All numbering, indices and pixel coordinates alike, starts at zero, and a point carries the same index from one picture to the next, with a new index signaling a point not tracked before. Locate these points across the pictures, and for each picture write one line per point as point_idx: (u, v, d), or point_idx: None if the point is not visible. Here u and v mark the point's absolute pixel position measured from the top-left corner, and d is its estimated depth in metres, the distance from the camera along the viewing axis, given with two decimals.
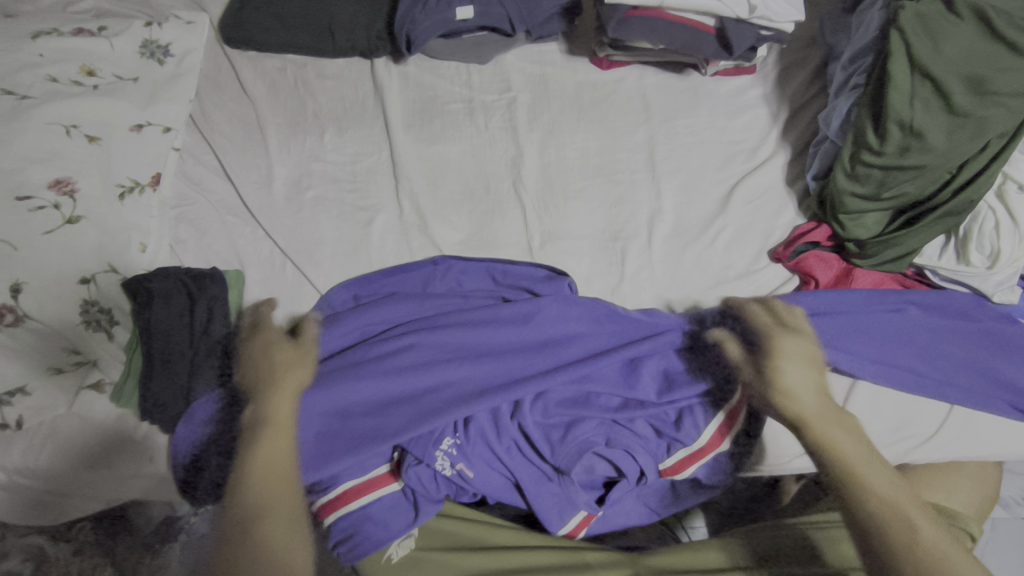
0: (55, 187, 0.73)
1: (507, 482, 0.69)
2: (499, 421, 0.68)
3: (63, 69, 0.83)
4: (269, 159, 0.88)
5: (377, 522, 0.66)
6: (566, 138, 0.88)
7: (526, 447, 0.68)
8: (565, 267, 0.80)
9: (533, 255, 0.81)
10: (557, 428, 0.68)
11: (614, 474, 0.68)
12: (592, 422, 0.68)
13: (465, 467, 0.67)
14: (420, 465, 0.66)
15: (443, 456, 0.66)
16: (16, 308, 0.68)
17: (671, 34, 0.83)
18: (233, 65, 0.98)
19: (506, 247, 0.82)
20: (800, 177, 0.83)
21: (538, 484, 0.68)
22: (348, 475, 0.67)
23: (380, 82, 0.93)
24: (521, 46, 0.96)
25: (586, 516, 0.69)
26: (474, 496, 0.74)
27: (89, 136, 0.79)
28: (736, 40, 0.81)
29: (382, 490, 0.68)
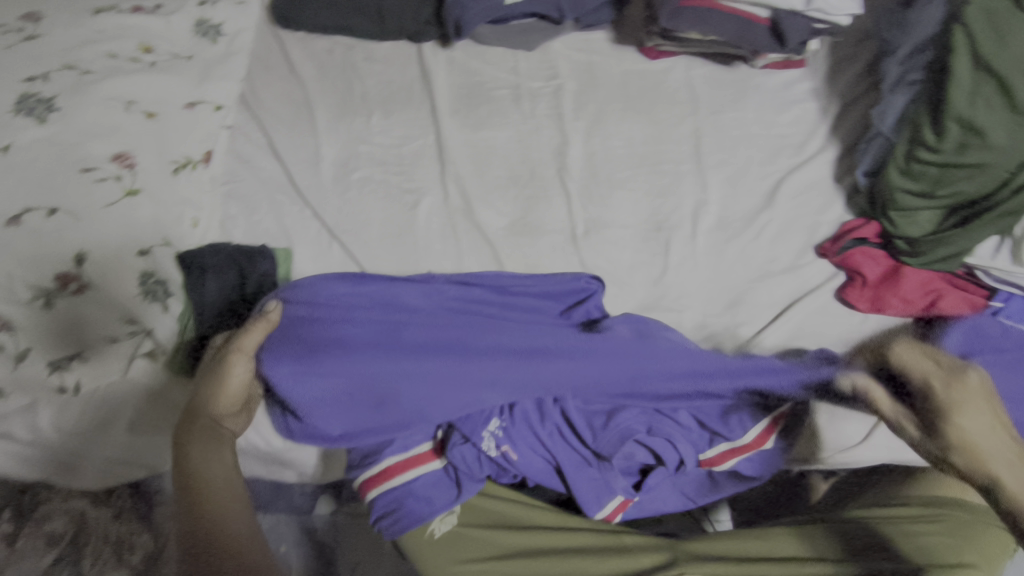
0: (116, 161, 0.76)
1: (548, 465, 0.71)
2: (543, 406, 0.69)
3: (122, 46, 0.86)
4: (318, 140, 0.90)
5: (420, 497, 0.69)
6: (611, 128, 0.88)
7: (568, 432, 0.70)
8: (608, 255, 0.80)
9: (576, 242, 0.81)
10: (600, 416, 0.69)
11: (653, 461, 0.70)
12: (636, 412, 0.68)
13: (511, 449, 0.69)
14: (465, 444, 0.69)
15: (489, 437, 0.68)
16: (79, 276, 0.70)
17: (722, 25, 0.82)
18: (282, 45, 0.99)
19: (550, 233, 0.82)
20: (849, 173, 0.82)
21: (577, 468, 0.70)
22: (392, 451, 0.70)
23: (427, 66, 0.94)
24: (568, 34, 0.96)
25: (623, 500, 0.70)
26: (514, 478, 0.76)
27: (146, 112, 0.81)
28: (790, 33, 0.81)
29: (426, 467, 0.71)
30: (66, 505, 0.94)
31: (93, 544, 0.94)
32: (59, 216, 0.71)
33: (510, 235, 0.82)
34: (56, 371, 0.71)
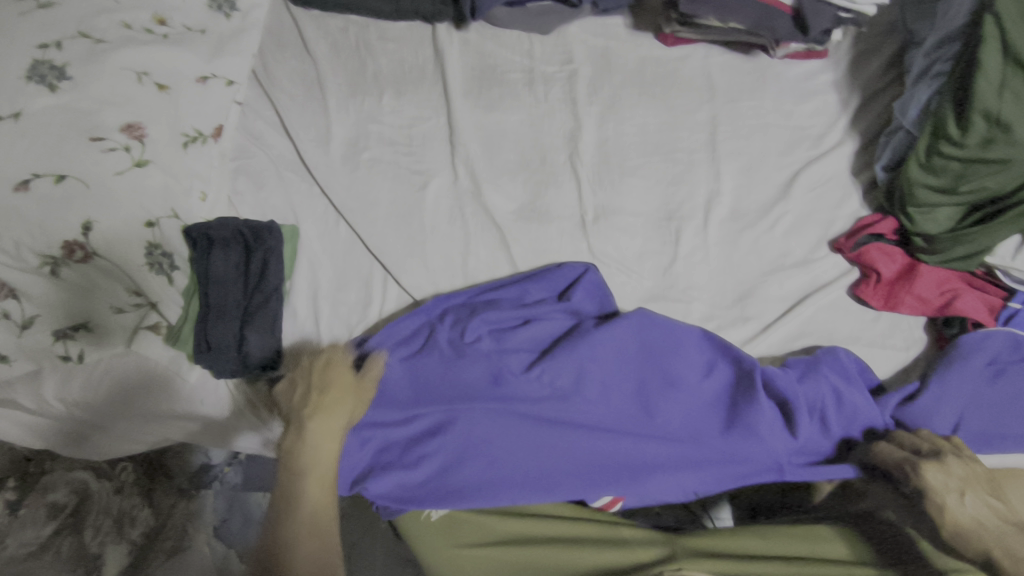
0: (126, 131, 0.75)
1: None
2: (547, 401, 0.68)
3: (137, 16, 0.84)
4: (328, 118, 0.89)
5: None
6: (625, 115, 0.86)
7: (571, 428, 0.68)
8: (617, 243, 0.79)
9: (585, 228, 0.80)
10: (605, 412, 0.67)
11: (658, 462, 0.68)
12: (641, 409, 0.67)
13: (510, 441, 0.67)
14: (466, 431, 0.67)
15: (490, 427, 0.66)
16: (86, 245, 0.70)
17: (744, 12, 0.80)
18: (296, 22, 0.98)
19: (560, 218, 0.81)
20: (868, 168, 0.81)
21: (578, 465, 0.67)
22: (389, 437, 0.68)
23: (441, 47, 0.93)
24: (585, 18, 0.94)
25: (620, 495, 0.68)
26: None
27: (159, 84, 0.80)
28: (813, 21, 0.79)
29: None
30: (69, 476, 0.95)
31: (93, 517, 0.94)
32: (69, 183, 0.70)
33: (518, 220, 0.81)
34: (61, 340, 0.73)
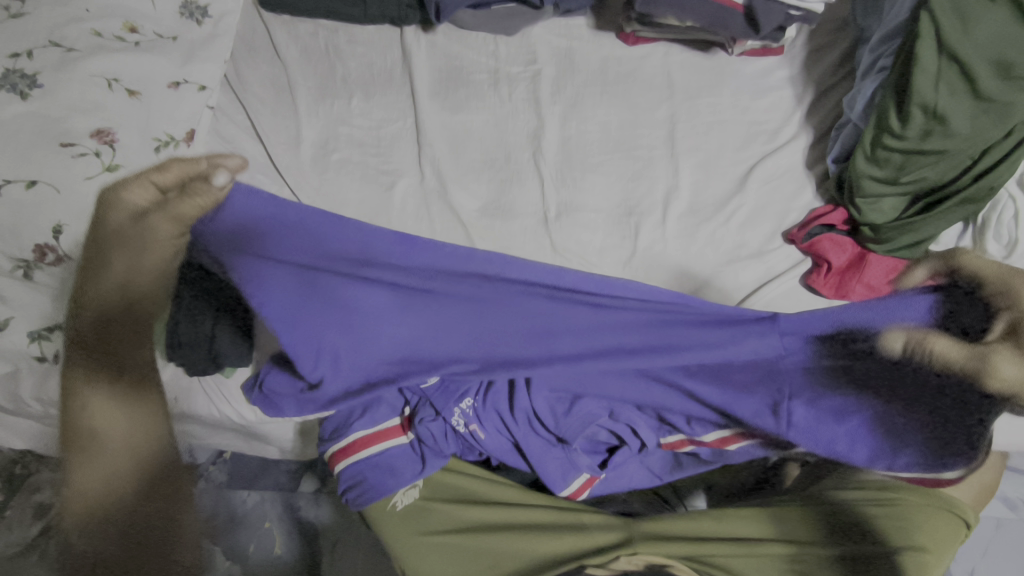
0: (97, 136, 0.76)
1: (509, 445, 0.75)
2: (514, 396, 0.71)
3: (106, 25, 0.87)
4: (298, 122, 0.90)
5: (387, 469, 0.73)
6: (588, 113, 0.88)
7: (536, 421, 0.72)
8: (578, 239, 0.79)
9: (547, 225, 0.80)
10: (562, 402, 0.71)
11: (615, 442, 0.74)
12: (593, 401, 0.70)
13: (478, 428, 0.73)
14: (433, 420, 0.72)
15: (460, 414, 0.72)
16: (58, 248, 0.69)
17: (698, 9, 0.84)
18: (267, 28, 1.02)
19: (522, 215, 0.81)
20: (821, 161, 0.83)
21: (544, 450, 0.73)
22: (358, 426, 0.74)
23: (408, 50, 0.96)
24: (550, 20, 0.98)
25: (589, 478, 0.75)
26: (480, 455, 0.79)
27: (130, 91, 0.82)
28: (763, 18, 0.83)
29: (389, 442, 0.74)
30: None
31: None
32: (40, 188, 0.72)
33: (482, 217, 0.81)
34: (36, 341, 0.73)
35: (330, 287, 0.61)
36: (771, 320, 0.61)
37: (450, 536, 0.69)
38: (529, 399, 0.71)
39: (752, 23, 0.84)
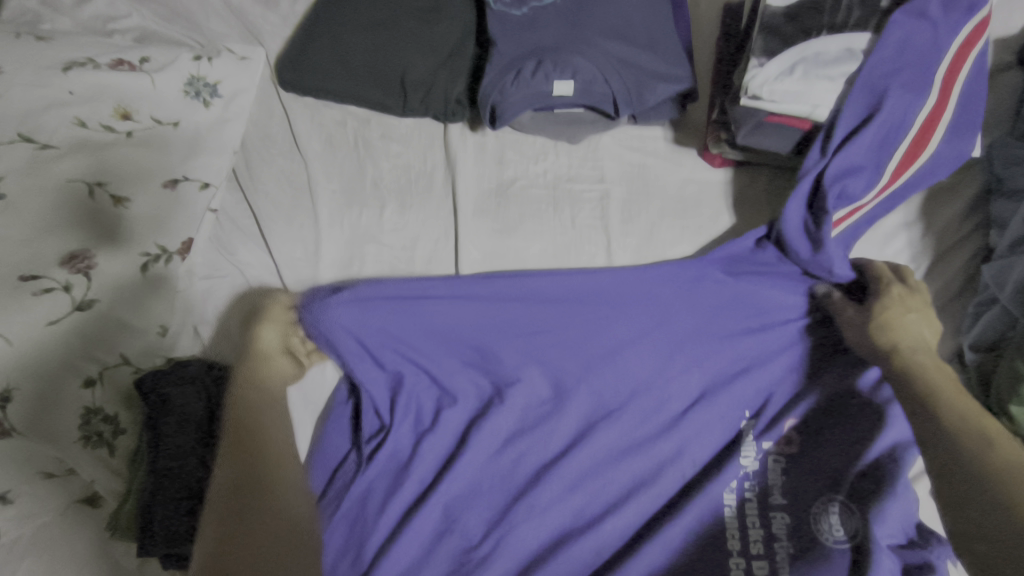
0: (68, 264, 0.62)
1: (516, 422, 0.67)
2: (550, 460, 0.65)
3: (95, 111, 0.71)
4: (318, 234, 0.77)
5: (536, 431, 0.66)
6: (665, 250, 0.76)
7: (491, 460, 0.65)
8: (613, 422, 0.66)
9: (474, 562, 0.61)
10: (472, 506, 0.63)
11: (470, 483, 0.65)
12: (581, 451, 0.65)
13: (518, 451, 0.66)
14: (538, 442, 0.66)
15: (553, 432, 0.66)
16: (2, 420, 0.56)
17: (779, 140, 0.70)
18: (287, 110, 0.85)
19: (461, 399, 0.68)
20: (949, 337, 0.69)
21: (493, 483, 0.65)
22: (533, 452, 0.66)
23: (453, 154, 0.80)
24: (621, 127, 0.82)
25: (527, 441, 0.66)
26: (551, 441, 0.66)
27: (115, 197, 0.68)
28: (868, 162, 0.66)
29: (554, 413, 0.67)
30: None
31: None
32: None
33: (538, 376, 0.68)
34: None
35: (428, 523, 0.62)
36: (606, 412, 0.67)
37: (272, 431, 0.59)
38: (541, 476, 0.64)
39: (812, 201, 0.68)
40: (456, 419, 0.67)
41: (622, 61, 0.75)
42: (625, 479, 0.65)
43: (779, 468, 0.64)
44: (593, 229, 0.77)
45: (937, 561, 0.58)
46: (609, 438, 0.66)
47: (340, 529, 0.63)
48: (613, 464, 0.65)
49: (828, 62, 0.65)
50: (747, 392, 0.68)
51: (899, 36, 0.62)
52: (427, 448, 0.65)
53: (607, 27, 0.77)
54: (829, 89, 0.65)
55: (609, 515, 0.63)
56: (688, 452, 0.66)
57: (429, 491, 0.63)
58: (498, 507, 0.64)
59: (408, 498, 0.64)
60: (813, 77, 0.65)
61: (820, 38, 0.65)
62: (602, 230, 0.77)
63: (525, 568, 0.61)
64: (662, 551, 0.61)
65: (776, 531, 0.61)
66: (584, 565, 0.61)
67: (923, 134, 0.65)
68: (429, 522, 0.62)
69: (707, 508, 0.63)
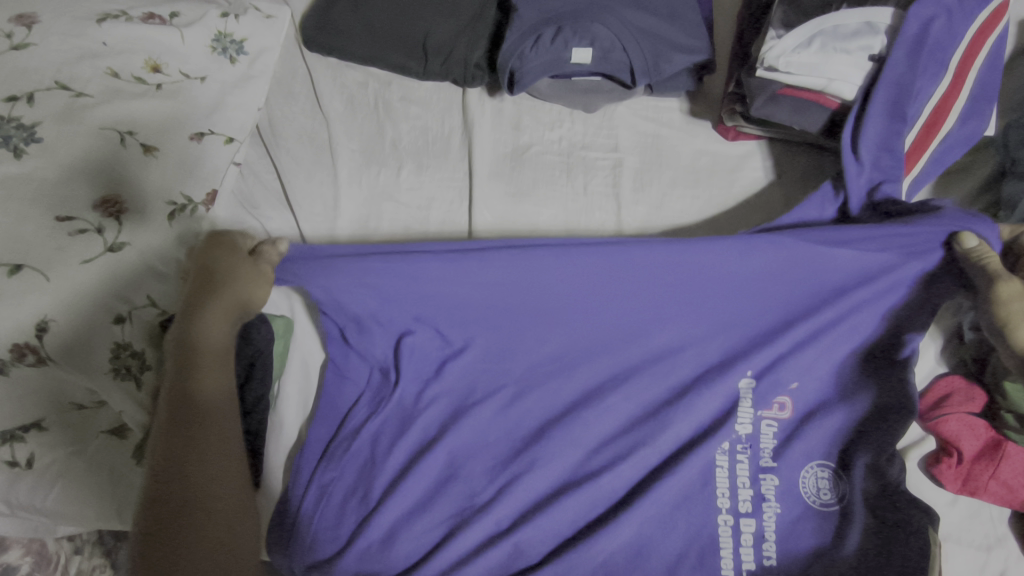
0: (101, 207, 0.65)
1: (520, 378, 0.69)
2: (551, 414, 0.68)
3: (126, 62, 0.74)
4: (337, 190, 0.79)
5: (538, 386, 0.69)
6: (674, 219, 0.77)
7: (494, 411, 0.68)
8: (613, 379, 0.68)
9: (473, 497, 0.64)
10: (473, 453, 0.67)
11: (474, 432, 0.67)
12: (578, 405, 0.68)
13: (519, 404, 0.68)
14: (540, 395, 0.68)
15: (556, 387, 0.68)
16: (39, 349, 0.60)
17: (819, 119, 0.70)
18: (310, 71, 0.87)
19: (469, 350, 0.69)
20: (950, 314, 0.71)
21: (494, 433, 0.67)
22: (534, 405, 0.68)
23: (471, 118, 0.82)
24: (636, 98, 0.83)
25: (528, 394, 0.68)
26: (554, 396, 0.68)
27: (145, 146, 0.71)
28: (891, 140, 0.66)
29: (555, 370, 0.69)
30: None
31: None
32: (26, 274, 0.59)
33: (543, 329, 0.69)
34: (7, 443, 0.62)
35: (432, 466, 0.65)
36: (607, 370, 0.69)
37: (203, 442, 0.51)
38: (541, 429, 0.67)
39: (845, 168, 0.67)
40: (458, 370, 0.69)
41: (641, 30, 0.76)
42: (621, 435, 0.67)
43: (772, 433, 0.66)
44: (603, 196, 0.78)
45: (921, 529, 0.59)
46: (609, 395, 0.68)
47: (350, 470, 0.66)
48: (612, 420, 0.67)
49: (848, 36, 0.65)
50: (751, 354, 0.67)
51: (916, 28, 0.63)
52: (438, 399, 0.69)
53: None
54: (848, 62, 0.65)
55: (608, 470, 0.65)
56: (685, 415, 0.66)
57: (436, 438, 0.67)
58: (496, 454, 0.67)
59: (409, 437, 0.67)
60: (831, 49, 0.65)
61: (838, 12, 0.66)
62: (613, 197, 0.78)
63: (523, 512, 0.64)
64: (654, 505, 0.63)
65: (764, 491, 0.64)
66: (580, 514, 0.64)
67: (936, 116, 0.66)
68: (434, 465, 0.66)
69: (700, 467, 0.65)
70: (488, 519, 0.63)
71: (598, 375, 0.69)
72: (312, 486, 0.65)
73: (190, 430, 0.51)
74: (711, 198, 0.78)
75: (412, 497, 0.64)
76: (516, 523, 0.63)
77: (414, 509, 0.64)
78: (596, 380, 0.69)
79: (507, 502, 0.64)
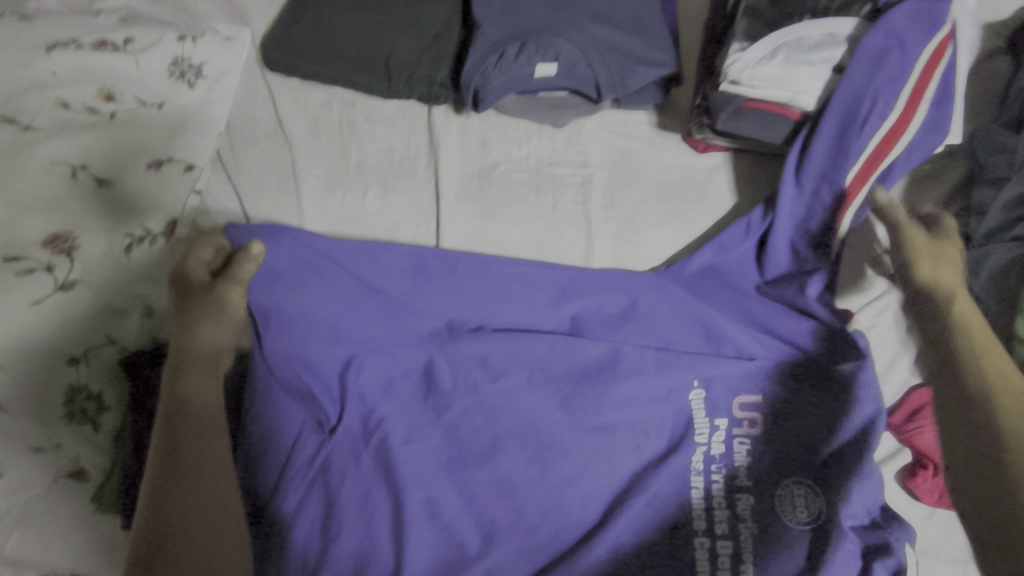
0: (49, 244, 0.65)
1: (476, 398, 0.67)
2: (510, 432, 0.66)
3: (77, 91, 0.73)
4: (302, 217, 0.77)
5: (494, 405, 0.67)
6: (645, 234, 0.76)
7: (450, 433, 0.67)
8: (572, 395, 0.68)
9: (440, 522, 0.63)
10: (432, 476, 0.65)
11: (431, 453, 0.66)
12: (536, 421, 0.67)
13: (472, 424, 0.67)
14: (496, 413, 0.67)
15: (512, 404, 0.67)
16: None
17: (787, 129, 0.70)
18: (272, 92, 0.83)
19: (426, 369, 0.69)
20: None
21: (449, 453, 0.66)
22: (489, 423, 0.67)
23: (437, 138, 0.80)
24: (605, 111, 0.81)
25: (485, 413, 0.67)
26: (511, 413, 0.67)
27: (98, 179, 0.70)
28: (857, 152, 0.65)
29: (510, 386, 0.68)
30: None
31: None
32: None
33: (500, 345, 0.69)
34: None
35: (389, 490, 0.64)
36: (563, 386, 0.68)
37: (203, 477, 0.52)
38: (499, 447, 0.66)
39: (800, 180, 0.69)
40: (410, 390, 0.68)
41: (606, 44, 0.75)
42: (585, 453, 0.66)
43: (744, 450, 0.65)
44: (573, 214, 0.77)
45: (895, 543, 0.59)
46: (566, 412, 0.67)
47: (316, 502, 0.64)
48: (572, 437, 0.66)
49: (810, 48, 0.64)
50: (708, 366, 0.68)
51: (879, 40, 0.62)
52: (392, 423, 0.66)
53: (591, 11, 0.76)
54: (810, 75, 0.65)
55: (569, 484, 0.65)
56: (654, 429, 0.67)
57: (392, 465, 0.65)
58: (453, 474, 0.65)
59: (366, 460, 0.65)
60: (794, 61, 0.65)
61: (804, 22, 0.65)
62: (583, 214, 0.77)
63: (487, 534, 0.63)
64: (625, 528, 0.62)
65: (740, 511, 0.62)
66: (552, 539, 0.63)
67: (897, 125, 0.65)
68: (392, 487, 0.64)
69: (673, 483, 0.65)
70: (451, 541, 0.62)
71: (555, 391, 0.68)
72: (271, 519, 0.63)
73: (181, 457, 0.52)
74: (682, 213, 0.77)
75: (372, 523, 0.63)
76: (485, 548, 0.62)
77: (375, 535, 0.62)
78: (555, 394, 0.68)
79: (470, 521, 0.63)
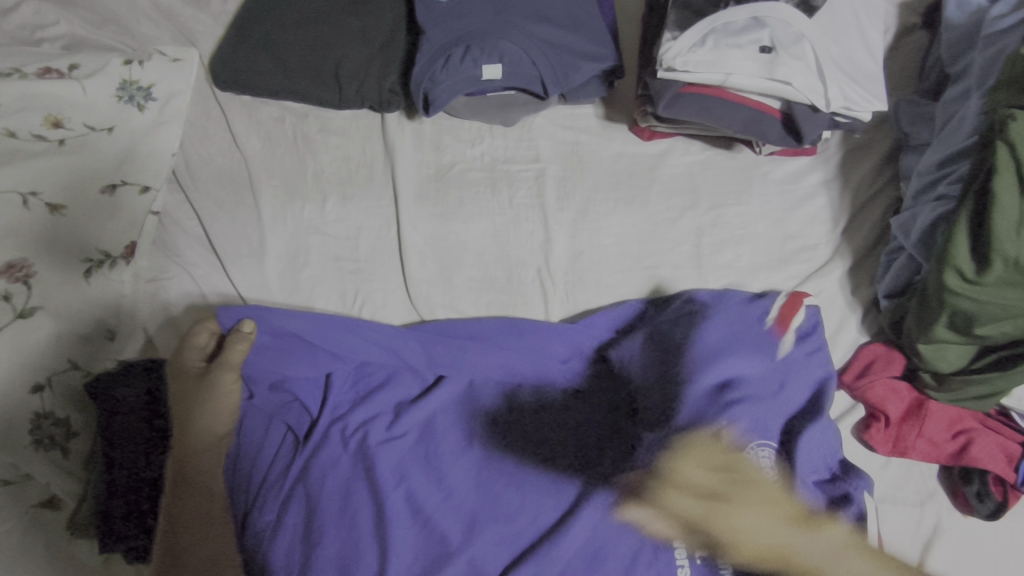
0: (6, 273, 0.65)
1: (446, 391, 0.69)
2: (481, 423, 0.68)
3: (24, 120, 0.73)
4: (262, 229, 0.78)
5: (466, 402, 0.69)
6: (601, 222, 0.79)
7: (426, 430, 0.68)
8: (540, 380, 0.69)
9: (419, 515, 0.64)
10: (408, 472, 0.66)
11: (405, 451, 0.67)
12: (503, 410, 0.68)
13: (442, 419, 0.68)
14: (467, 404, 0.69)
15: (482, 396, 0.69)
16: None
17: (730, 115, 0.72)
18: (224, 111, 0.84)
19: (395, 365, 0.69)
20: (868, 286, 0.75)
21: (423, 451, 0.67)
22: (460, 417, 0.68)
23: (391, 142, 0.82)
24: (553, 107, 0.84)
25: (456, 405, 0.69)
26: (483, 404, 0.69)
27: (51, 205, 0.69)
28: (807, 128, 0.71)
29: (480, 377, 0.69)
30: None
31: None
32: None
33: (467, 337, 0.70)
34: None
35: (366, 489, 0.65)
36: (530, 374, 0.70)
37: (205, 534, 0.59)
38: (474, 439, 0.67)
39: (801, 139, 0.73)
40: (379, 391, 0.69)
41: (547, 42, 0.77)
42: (558, 435, 0.68)
43: None
44: (529, 208, 0.79)
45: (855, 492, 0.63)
46: (536, 399, 0.69)
47: (296, 508, 0.64)
48: (543, 421, 0.68)
49: (737, 32, 0.69)
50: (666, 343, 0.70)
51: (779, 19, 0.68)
52: (367, 424, 0.67)
53: (531, 12, 0.79)
54: (741, 56, 0.68)
55: (544, 470, 0.66)
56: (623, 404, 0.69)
57: (371, 465, 0.65)
58: (428, 471, 0.66)
59: (344, 462, 0.66)
60: (723, 46, 0.68)
61: (728, 9, 0.69)
62: (540, 208, 0.79)
63: (465, 525, 0.64)
64: (603, 502, 0.64)
65: None
66: (530, 523, 0.64)
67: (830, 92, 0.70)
68: (368, 486, 0.65)
69: (645, 457, 0.66)
70: (431, 534, 0.63)
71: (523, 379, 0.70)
72: (251, 531, 0.63)
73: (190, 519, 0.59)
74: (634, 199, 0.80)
75: (355, 523, 0.63)
76: (467, 538, 0.63)
77: (356, 534, 0.63)
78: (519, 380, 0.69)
79: (448, 514, 0.64)
